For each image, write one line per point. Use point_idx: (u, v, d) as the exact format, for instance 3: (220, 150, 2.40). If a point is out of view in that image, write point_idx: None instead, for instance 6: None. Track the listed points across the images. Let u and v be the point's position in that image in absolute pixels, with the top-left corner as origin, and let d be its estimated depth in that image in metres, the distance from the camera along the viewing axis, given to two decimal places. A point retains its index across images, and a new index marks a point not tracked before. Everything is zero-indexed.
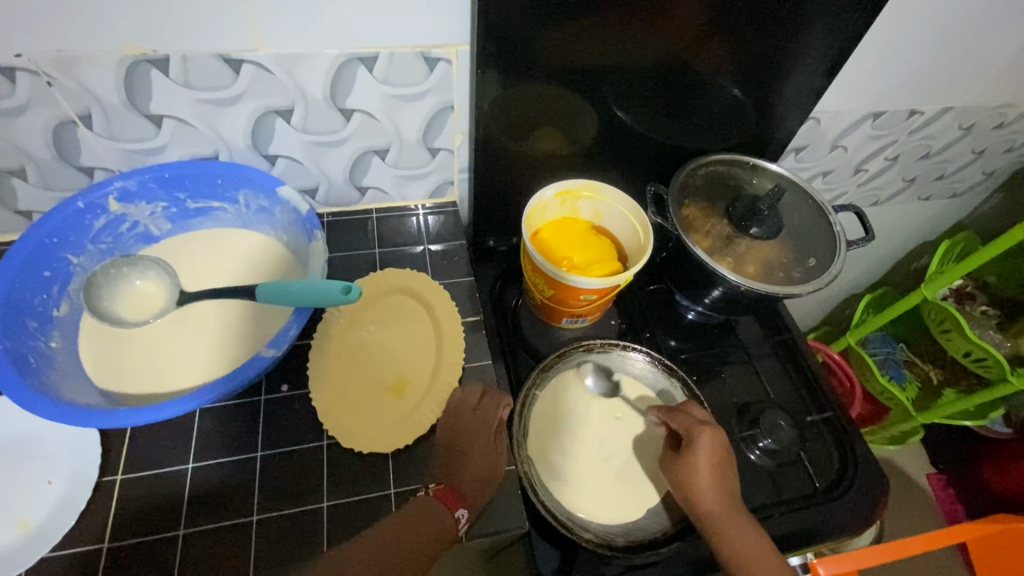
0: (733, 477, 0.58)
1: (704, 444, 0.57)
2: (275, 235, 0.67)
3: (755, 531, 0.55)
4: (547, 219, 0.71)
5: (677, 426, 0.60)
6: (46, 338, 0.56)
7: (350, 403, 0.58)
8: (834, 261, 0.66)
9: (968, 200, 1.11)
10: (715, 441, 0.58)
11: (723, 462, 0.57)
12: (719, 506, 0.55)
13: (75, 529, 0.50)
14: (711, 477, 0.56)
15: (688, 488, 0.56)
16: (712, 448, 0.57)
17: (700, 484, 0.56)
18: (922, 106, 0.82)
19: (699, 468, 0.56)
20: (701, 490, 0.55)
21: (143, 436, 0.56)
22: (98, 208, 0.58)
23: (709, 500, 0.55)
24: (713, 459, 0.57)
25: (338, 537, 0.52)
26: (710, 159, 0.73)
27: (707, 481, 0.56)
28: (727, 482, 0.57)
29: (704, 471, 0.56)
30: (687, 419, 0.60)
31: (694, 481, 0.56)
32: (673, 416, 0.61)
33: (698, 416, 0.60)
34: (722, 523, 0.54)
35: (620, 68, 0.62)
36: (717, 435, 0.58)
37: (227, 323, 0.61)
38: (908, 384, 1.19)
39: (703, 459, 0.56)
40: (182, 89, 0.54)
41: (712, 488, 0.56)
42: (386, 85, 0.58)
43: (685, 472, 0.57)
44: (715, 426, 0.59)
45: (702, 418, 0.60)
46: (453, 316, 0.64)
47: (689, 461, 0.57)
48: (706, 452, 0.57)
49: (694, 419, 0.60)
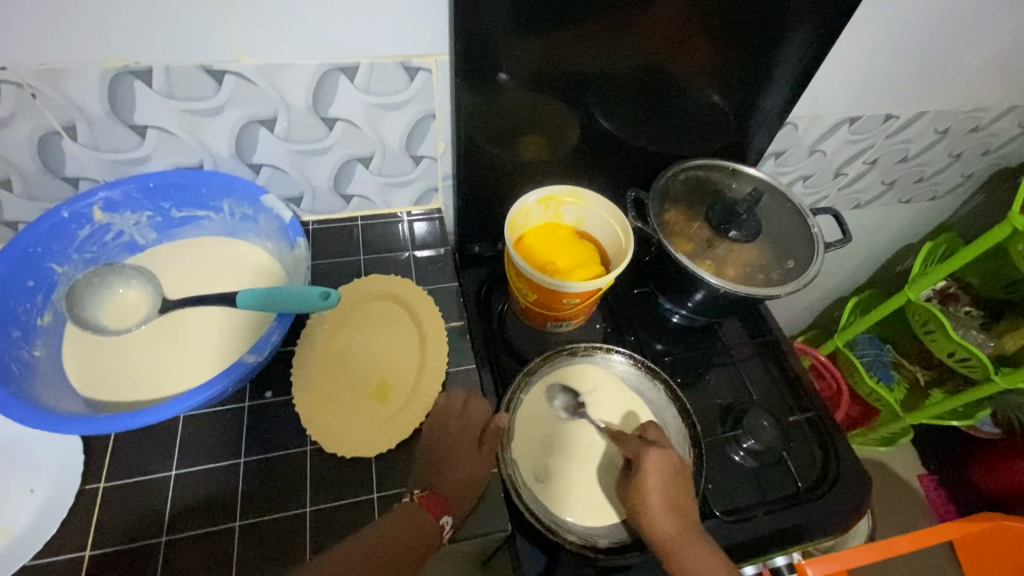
0: (688, 501, 0.56)
1: (648, 464, 0.57)
2: (259, 243, 0.67)
3: (712, 554, 0.53)
4: (531, 225, 0.72)
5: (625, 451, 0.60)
6: (30, 347, 0.56)
7: (334, 408, 0.58)
8: (812, 262, 0.67)
9: (950, 202, 1.13)
10: (662, 461, 0.57)
11: (672, 484, 0.57)
12: (671, 530, 0.54)
13: (58, 536, 0.51)
14: (660, 500, 0.55)
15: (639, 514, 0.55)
16: (659, 470, 0.57)
17: (647, 508, 0.55)
18: (897, 111, 0.84)
19: (646, 490, 0.56)
20: (652, 515, 0.55)
21: (126, 443, 0.56)
22: (83, 218, 0.59)
23: (659, 523, 0.54)
24: (659, 479, 0.56)
25: (321, 542, 0.52)
26: (691, 163, 0.74)
27: (656, 505, 0.55)
28: (679, 503, 0.56)
29: (654, 495, 0.55)
30: (632, 442, 0.60)
31: (643, 504, 0.55)
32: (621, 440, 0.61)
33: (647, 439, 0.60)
34: (674, 548, 0.53)
35: (599, 75, 0.63)
36: (664, 456, 0.58)
37: (211, 330, 0.61)
38: (897, 385, 1.20)
39: (650, 481, 0.56)
40: (166, 100, 0.54)
41: (662, 513, 0.55)
42: (367, 94, 0.59)
43: (633, 497, 0.57)
44: (664, 447, 0.59)
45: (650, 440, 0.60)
46: (435, 321, 0.65)
47: (635, 485, 0.57)
48: (651, 472, 0.56)
49: (640, 442, 0.60)
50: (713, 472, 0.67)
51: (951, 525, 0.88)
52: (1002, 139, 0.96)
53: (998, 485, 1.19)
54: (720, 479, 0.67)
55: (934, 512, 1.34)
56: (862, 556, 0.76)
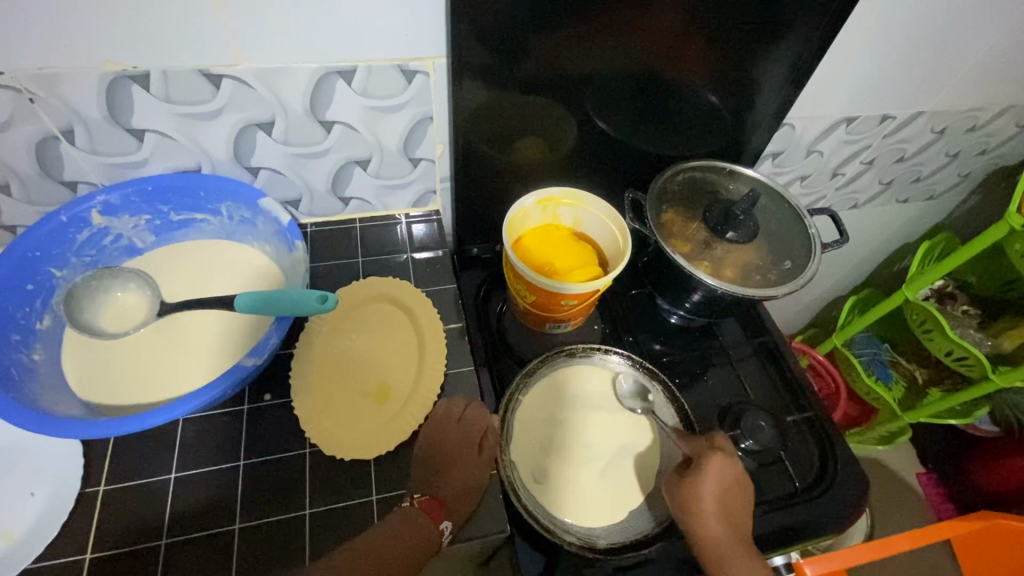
0: (741, 508, 0.58)
1: (713, 467, 0.58)
2: (258, 245, 0.68)
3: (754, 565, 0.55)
4: (529, 226, 0.73)
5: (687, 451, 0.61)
6: (29, 351, 0.57)
7: (332, 410, 0.59)
8: (809, 263, 0.67)
9: (947, 201, 1.13)
10: (727, 468, 0.58)
11: (732, 491, 0.58)
12: (723, 536, 0.55)
13: (58, 540, 0.51)
14: (718, 505, 0.56)
15: (691, 513, 0.56)
16: (720, 475, 0.58)
17: (704, 510, 0.55)
18: (894, 111, 0.84)
19: (706, 495, 0.56)
20: (704, 516, 0.55)
21: (126, 447, 0.56)
22: (81, 222, 0.59)
23: (714, 527, 0.55)
24: (720, 486, 0.57)
25: (320, 545, 0.52)
26: (688, 165, 0.75)
27: (714, 509, 0.56)
28: (733, 511, 0.57)
29: (710, 498, 0.56)
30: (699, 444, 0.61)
31: (699, 506, 0.56)
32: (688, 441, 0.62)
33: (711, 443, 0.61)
34: (722, 553, 0.54)
35: (597, 77, 0.63)
36: (729, 463, 0.59)
37: (210, 333, 0.61)
38: (895, 385, 1.21)
39: (710, 483, 0.57)
40: (163, 104, 0.55)
41: (718, 517, 0.55)
42: (364, 97, 0.59)
43: (687, 496, 0.57)
44: (729, 455, 0.60)
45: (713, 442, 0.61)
46: (434, 323, 0.65)
47: (693, 487, 0.57)
48: (715, 478, 0.57)
49: (705, 445, 0.61)
50: None
51: (950, 524, 0.88)
52: (999, 138, 0.96)
53: (996, 483, 1.19)
54: None
55: (932, 511, 1.34)
56: (863, 553, 0.76)
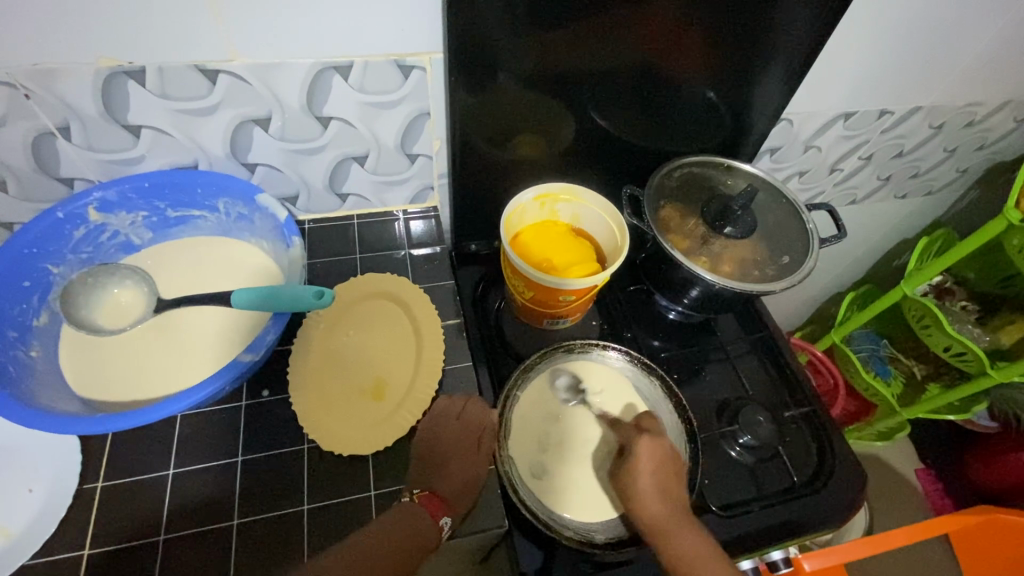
0: (679, 488, 0.57)
1: (640, 450, 0.58)
2: (255, 242, 0.67)
3: (701, 540, 0.54)
4: (527, 222, 0.73)
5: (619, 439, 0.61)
6: (26, 347, 0.56)
7: (331, 406, 0.59)
8: (807, 258, 0.67)
9: (945, 197, 1.13)
10: (655, 448, 0.58)
11: (666, 471, 0.57)
12: (661, 513, 0.55)
13: (55, 536, 0.51)
14: (651, 484, 0.56)
15: (629, 498, 0.56)
16: (652, 456, 0.58)
17: (639, 493, 0.56)
18: (892, 106, 0.84)
19: (639, 476, 0.56)
20: (642, 499, 0.55)
21: (123, 444, 0.56)
22: (78, 218, 0.59)
23: (651, 506, 0.55)
24: (650, 466, 0.57)
25: (318, 541, 0.52)
26: (686, 160, 0.75)
27: (646, 487, 0.56)
28: (670, 490, 0.57)
29: (644, 479, 0.56)
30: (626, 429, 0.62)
31: (634, 488, 0.56)
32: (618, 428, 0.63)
33: (640, 426, 0.62)
34: (663, 531, 0.54)
35: (595, 73, 0.63)
36: (656, 445, 0.59)
37: (207, 330, 0.61)
38: (894, 380, 1.21)
39: (642, 464, 0.57)
40: (159, 100, 0.54)
41: (652, 496, 0.55)
42: (361, 93, 0.59)
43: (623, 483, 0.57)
44: (659, 435, 0.60)
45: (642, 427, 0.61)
46: (432, 320, 0.65)
47: (627, 472, 0.57)
48: (645, 459, 0.57)
49: (633, 429, 0.61)
50: (709, 468, 0.67)
51: (948, 519, 0.88)
52: (997, 133, 0.96)
53: (994, 479, 1.19)
54: (716, 475, 0.67)
55: (930, 506, 1.34)
56: (861, 548, 0.76)
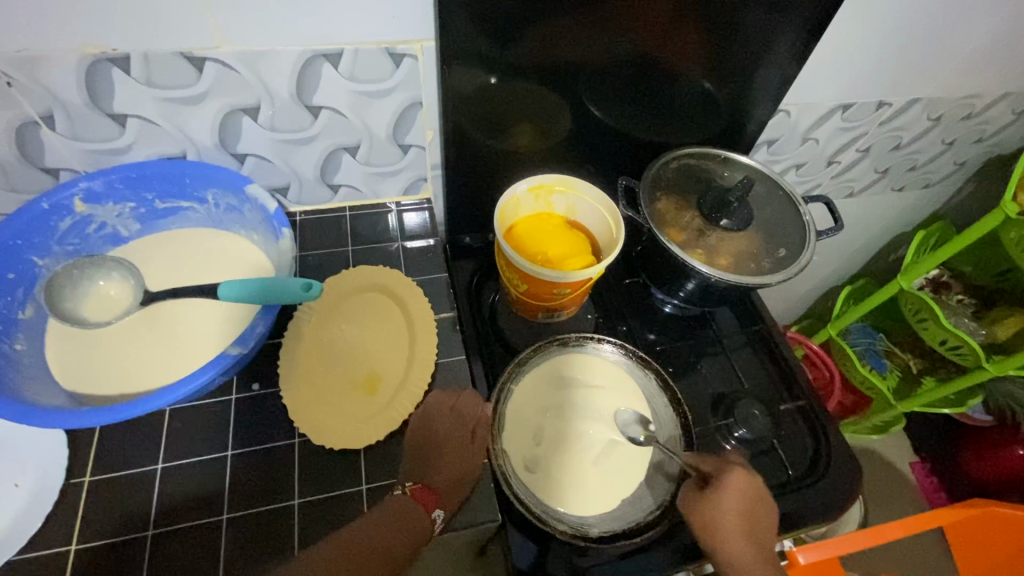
0: (764, 525, 0.55)
1: (728, 489, 0.55)
2: (245, 234, 0.66)
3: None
4: (522, 215, 0.72)
5: (704, 471, 0.57)
6: (11, 341, 0.55)
7: (321, 400, 0.58)
8: (803, 251, 0.67)
9: (942, 190, 1.12)
10: (746, 489, 0.55)
11: (755, 510, 0.55)
12: (747, 555, 0.53)
13: (41, 532, 0.50)
14: (741, 526, 0.54)
15: (714, 537, 0.54)
16: (744, 495, 0.55)
17: (729, 534, 0.53)
18: (890, 98, 0.83)
19: (728, 515, 0.54)
20: (729, 540, 0.53)
21: (111, 438, 0.55)
22: (64, 209, 0.58)
23: (739, 550, 0.53)
24: (738, 507, 0.54)
25: (309, 535, 0.52)
26: (682, 152, 0.74)
27: (735, 530, 0.53)
28: (754, 528, 0.55)
29: (733, 519, 0.54)
30: (715, 463, 0.57)
31: (718, 529, 0.54)
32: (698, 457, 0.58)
33: (727, 459, 0.58)
34: (744, 571, 0.53)
35: (591, 61, 0.62)
36: (746, 483, 0.55)
37: (196, 323, 0.60)
38: (889, 374, 1.21)
39: (733, 505, 0.54)
40: (145, 88, 0.53)
41: (739, 536, 0.53)
42: (352, 81, 0.58)
43: (706, 521, 0.54)
44: (750, 472, 0.57)
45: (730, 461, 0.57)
46: (425, 313, 0.64)
47: (713, 512, 0.54)
48: (739, 500, 0.54)
49: (723, 463, 0.57)
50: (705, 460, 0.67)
51: (947, 512, 0.88)
52: (995, 125, 0.96)
53: (990, 472, 1.19)
54: None
55: (925, 499, 1.35)
56: (856, 541, 0.76)
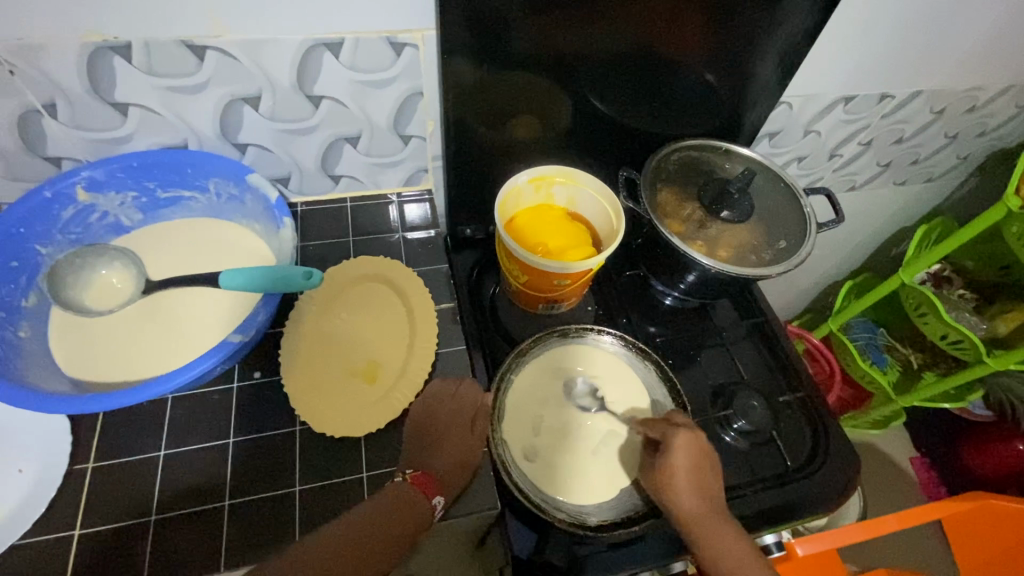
0: (715, 481, 0.56)
1: (675, 449, 0.56)
2: (246, 223, 0.67)
3: (734, 540, 0.53)
4: (522, 206, 0.72)
5: (653, 434, 0.59)
6: (15, 328, 0.56)
7: (322, 389, 0.58)
8: (804, 243, 0.67)
9: (945, 184, 1.12)
10: (690, 446, 0.56)
11: (702, 467, 0.56)
12: (698, 510, 0.54)
13: (45, 517, 0.50)
14: (690, 482, 0.55)
15: (667, 495, 0.55)
16: (689, 452, 0.56)
17: (680, 490, 0.55)
18: (893, 90, 0.83)
19: (674, 471, 0.55)
20: (677, 494, 0.54)
21: (114, 424, 0.56)
22: (66, 198, 0.58)
23: (688, 505, 0.54)
24: (684, 464, 0.55)
25: (310, 520, 0.52)
26: (684, 144, 0.74)
27: (683, 485, 0.55)
28: (704, 485, 0.55)
29: (680, 475, 0.55)
30: (662, 423, 0.59)
31: (671, 486, 0.55)
32: (648, 421, 0.60)
33: (675, 421, 0.59)
34: (699, 527, 0.54)
35: (592, 52, 0.62)
36: (692, 442, 0.57)
37: (197, 312, 0.61)
38: (890, 369, 1.21)
39: (678, 461, 0.55)
40: (146, 76, 0.53)
41: (688, 492, 0.54)
42: (352, 71, 0.58)
43: (660, 481, 0.56)
44: (694, 429, 0.58)
45: (675, 422, 0.59)
46: (426, 303, 0.64)
47: (664, 471, 0.56)
48: (683, 455, 0.56)
49: (669, 424, 0.59)
50: None
51: (946, 504, 0.88)
52: (999, 119, 0.95)
53: (989, 467, 1.20)
54: None
55: (924, 494, 1.35)
56: (854, 533, 0.76)
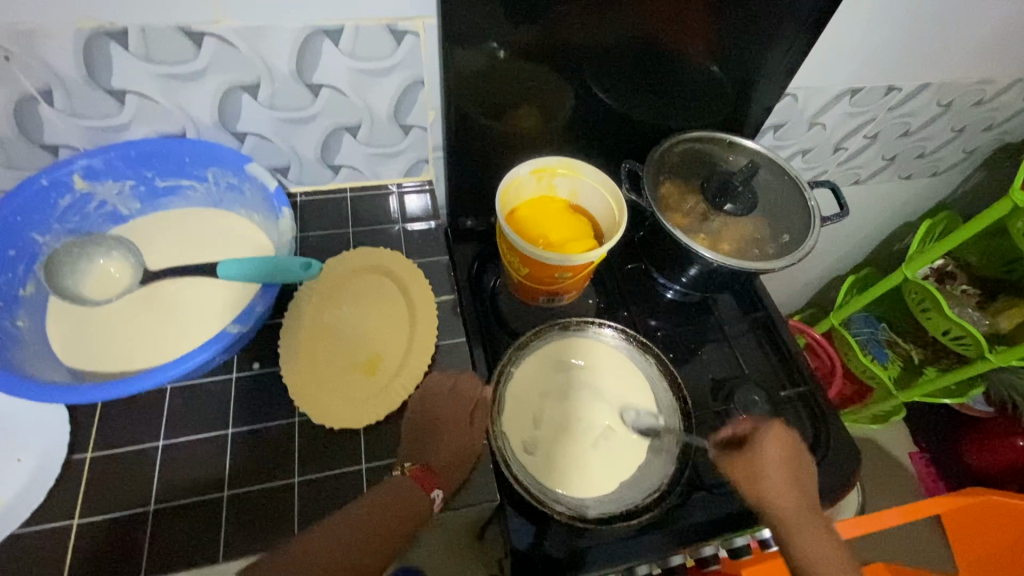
0: (808, 481, 0.57)
1: (767, 445, 0.57)
2: (245, 214, 0.66)
3: (831, 541, 0.53)
4: (524, 198, 0.71)
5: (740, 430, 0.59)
6: (12, 317, 0.56)
7: (322, 380, 0.58)
8: (808, 236, 0.66)
9: (950, 179, 1.11)
10: (785, 443, 0.57)
11: (794, 462, 0.57)
12: (796, 507, 0.54)
13: (45, 506, 0.51)
14: (786, 479, 0.55)
15: (763, 491, 0.54)
16: (783, 446, 0.57)
17: (777, 485, 0.55)
18: (899, 83, 0.82)
19: (768, 463, 0.55)
20: (772, 488, 0.54)
21: (113, 414, 0.56)
22: (64, 186, 0.57)
23: (787, 500, 0.54)
24: (779, 461, 0.56)
25: (309, 512, 0.52)
26: (687, 136, 0.73)
27: (781, 481, 0.55)
28: (799, 483, 0.56)
29: (775, 467, 0.55)
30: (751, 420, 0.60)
31: (765, 483, 0.55)
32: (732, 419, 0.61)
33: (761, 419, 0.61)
34: (796, 524, 0.53)
35: (595, 41, 0.61)
36: (786, 439, 0.58)
37: (196, 302, 0.60)
38: (891, 364, 1.21)
39: (772, 453, 0.56)
40: (143, 63, 0.53)
41: (785, 487, 0.55)
42: (352, 59, 0.57)
43: (752, 479, 0.55)
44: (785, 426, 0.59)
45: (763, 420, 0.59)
46: (426, 295, 0.64)
47: (758, 466, 0.55)
48: (777, 449, 0.56)
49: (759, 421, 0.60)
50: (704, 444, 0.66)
51: (945, 499, 0.88)
52: (1006, 113, 0.94)
53: (990, 463, 1.20)
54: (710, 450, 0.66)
55: (924, 489, 1.35)
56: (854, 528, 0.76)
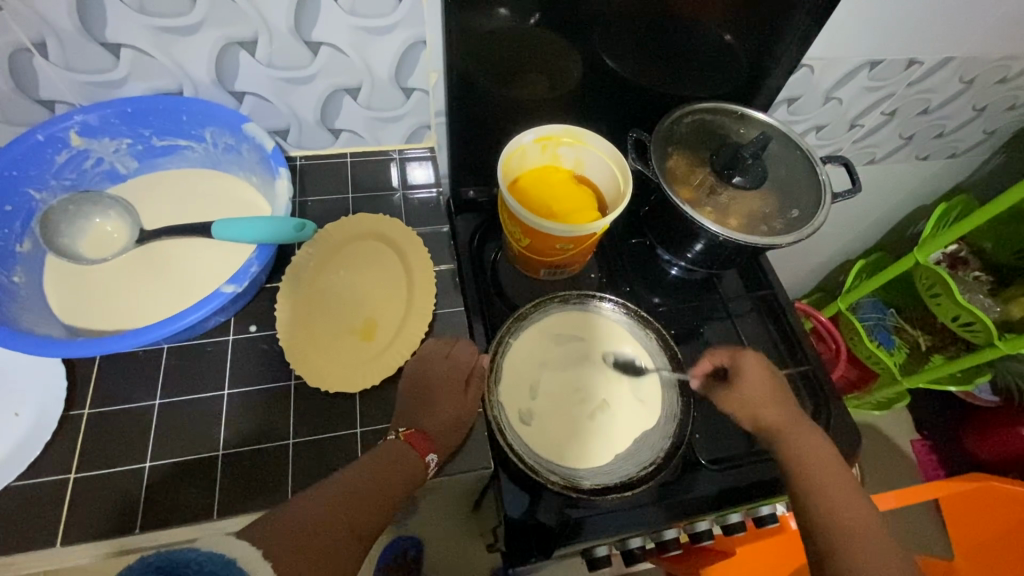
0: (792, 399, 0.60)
1: (748, 367, 0.60)
2: (243, 176, 0.65)
3: (822, 444, 0.55)
4: (527, 166, 0.70)
5: (719, 360, 0.63)
6: (9, 273, 0.56)
7: (319, 346, 0.58)
8: (818, 211, 0.64)
9: (969, 161, 1.08)
10: (762, 369, 0.61)
11: (773, 383, 0.60)
12: (785, 419, 0.57)
13: (41, 459, 0.51)
14: (770, 395, 0.59)
15: (752, 409, 0.58)
16: (760, 369, 0.61)
17: (763, 402, 0.58)
18: (921, 57, 0.79)
19: (747, 385, 0.59)
20: (757, 405, 0.58)
21: (110, 371, 0.56)
22: (59, 142, 0.57)
23: (774, 411, 0.57)
24: (761, 381, 0.60)
25: (303, 473, 0.52)
26: (698, 106, 0.71)
27: (763, 396, 0.59)
28: (782, 398, 0.59)
29: (754, 387, 0.59)
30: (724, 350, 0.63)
31: (753, 402, 0.58)
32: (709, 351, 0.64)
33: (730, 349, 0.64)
34: (788, 434, 0.56)
35: (605, 3, 0.59)
36: (760, 363, 0.61)
37: (193, 263, 0.60)
38: (897, 350, 1.19)
39: (751, 375, 0.60)
40: (137, 15, 0.51)
41: (771, 404, 0.58)
42: (352, 16, 0.55)
43: (739, 399, 0.59)
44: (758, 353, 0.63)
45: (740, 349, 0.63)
46: (424, 263, 0.63)
47: (744, 388, 0.59)
48: (754, 369, 0.60)
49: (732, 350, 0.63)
50: (704, 420, 0.65)
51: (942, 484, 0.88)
52: None
53: (993, 452, 1.19)
54: (708, 426, 0.65)
55: (923, 476, 1.34)
56: None
